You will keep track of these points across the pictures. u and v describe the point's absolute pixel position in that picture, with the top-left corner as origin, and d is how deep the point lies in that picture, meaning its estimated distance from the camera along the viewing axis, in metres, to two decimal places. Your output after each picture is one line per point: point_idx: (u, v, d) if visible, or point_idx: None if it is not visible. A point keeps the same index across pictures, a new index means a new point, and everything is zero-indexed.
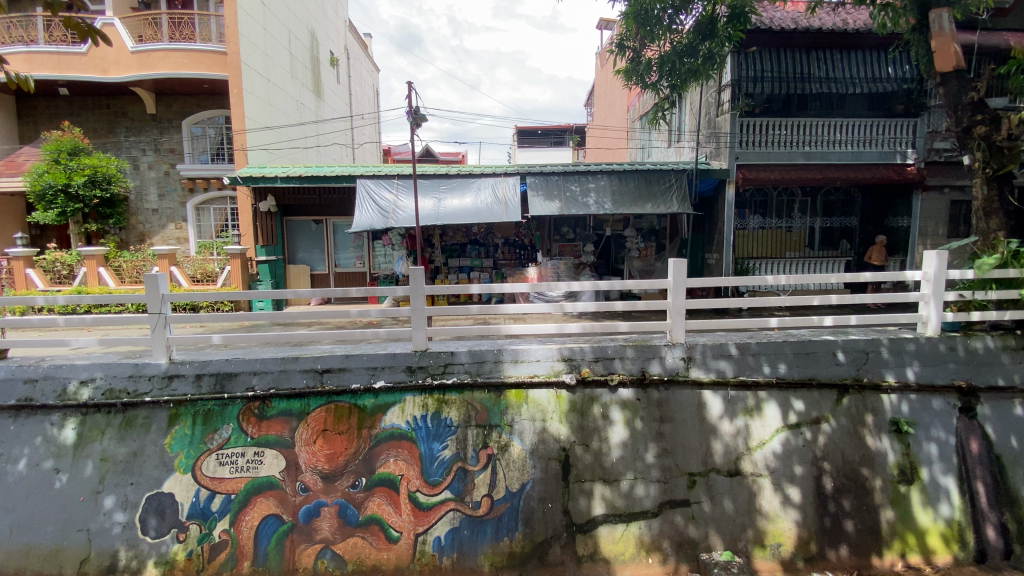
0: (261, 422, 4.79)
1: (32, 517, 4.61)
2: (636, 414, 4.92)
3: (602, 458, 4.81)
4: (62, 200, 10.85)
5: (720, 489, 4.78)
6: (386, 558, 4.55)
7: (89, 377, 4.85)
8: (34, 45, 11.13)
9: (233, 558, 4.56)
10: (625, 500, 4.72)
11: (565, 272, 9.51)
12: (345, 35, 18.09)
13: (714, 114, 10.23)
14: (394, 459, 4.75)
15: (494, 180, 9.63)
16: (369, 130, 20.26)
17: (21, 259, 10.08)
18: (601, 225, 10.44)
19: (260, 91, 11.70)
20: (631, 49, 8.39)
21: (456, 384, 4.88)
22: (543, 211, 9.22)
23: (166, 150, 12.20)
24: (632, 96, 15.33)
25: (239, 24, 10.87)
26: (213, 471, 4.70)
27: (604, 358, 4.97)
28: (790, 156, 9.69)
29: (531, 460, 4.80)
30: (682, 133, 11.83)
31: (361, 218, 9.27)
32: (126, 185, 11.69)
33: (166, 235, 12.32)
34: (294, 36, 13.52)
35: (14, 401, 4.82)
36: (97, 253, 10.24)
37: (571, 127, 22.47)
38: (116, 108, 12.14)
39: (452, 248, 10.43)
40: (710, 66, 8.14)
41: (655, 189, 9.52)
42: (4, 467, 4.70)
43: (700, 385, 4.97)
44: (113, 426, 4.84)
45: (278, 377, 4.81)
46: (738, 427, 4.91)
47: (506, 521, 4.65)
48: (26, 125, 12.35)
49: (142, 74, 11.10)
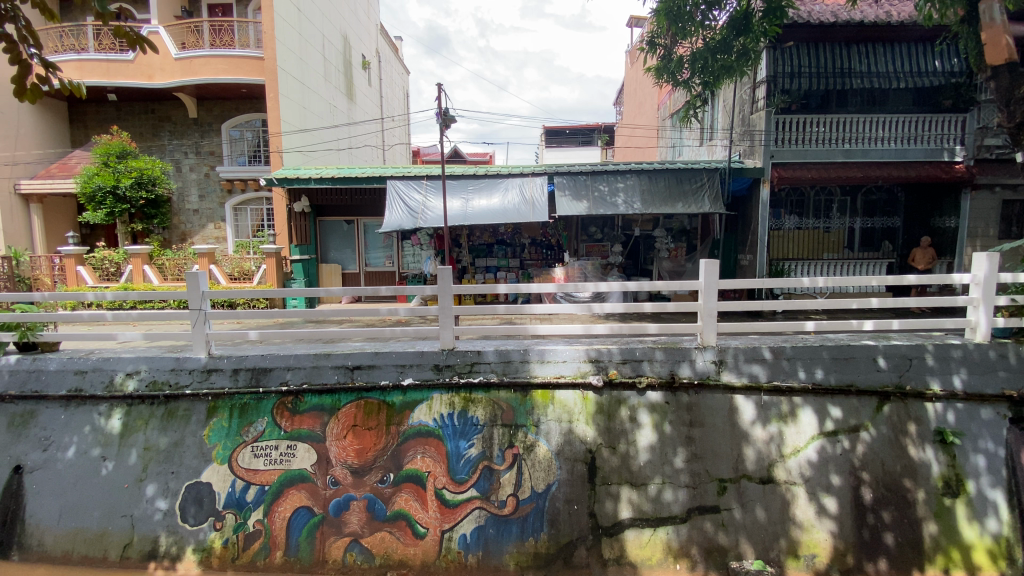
0: (294, 416, 4.93)
1: (80, 502, 4.86)
2: (665, 417, 4.84)
3: (630, 462, 4.75)
4: (111, 202, 11.41)
5: (753, 496, 4.65)
6: (412, 553, 4.59)
7: (134, 369, 5.09)
8: (84, 53, 11.70)
9: (266, 547, 4.68)
10: (653, 505, 4.64)
11: (593, 273, 9.50)
12: (377, 38, 18.43)
13: (748, 111, 10.00)
14: (421, 456, 4.81)
15: (521, 179, 9.64)
16: (399, 132, 20.56)
17: (72, 257, 10.73)
18: (630, 225, 10.30)
19: (295, 94, 12.04)
20: (662, 46, 8.29)
21: (483, 383, 4.92)
22: (571, 211, 9.17)
23: (206, 152, 12.68)
24: (663, 94, 15.14)
25: (276, 30, 11.21)
26: (248, 463, 4.85)
27: (632, 360, 4.90)
28: (828, 154, 9.36)
29: (557, 460, 4.78)
30: (715, 131, 11.58)
31: (390, 218, 9.43)
32: (170, 186, 12.19)
33: (206, 234, 12.78)
34: (328, 40, 13.85)
35: (65, 391, 5.11)
36: (143, 251, 10.75)
37: (599, 126, 22.31)
38: (159, 113, 12.68)
39: (480, 248, 10.51)
40: (744, 62, 7.93)
41: (686, 188, 9.32)
42: (55, 454, 4.98)
43: (731, 390, 4.86)
44: (156, 416, 5.05)
45: (311, 373, 4.94)
46: (771, 433, 4.77)
47: (531, 521, 4.63)
48: (78, 131, 13.05)
49: (185, 79, 11.56)
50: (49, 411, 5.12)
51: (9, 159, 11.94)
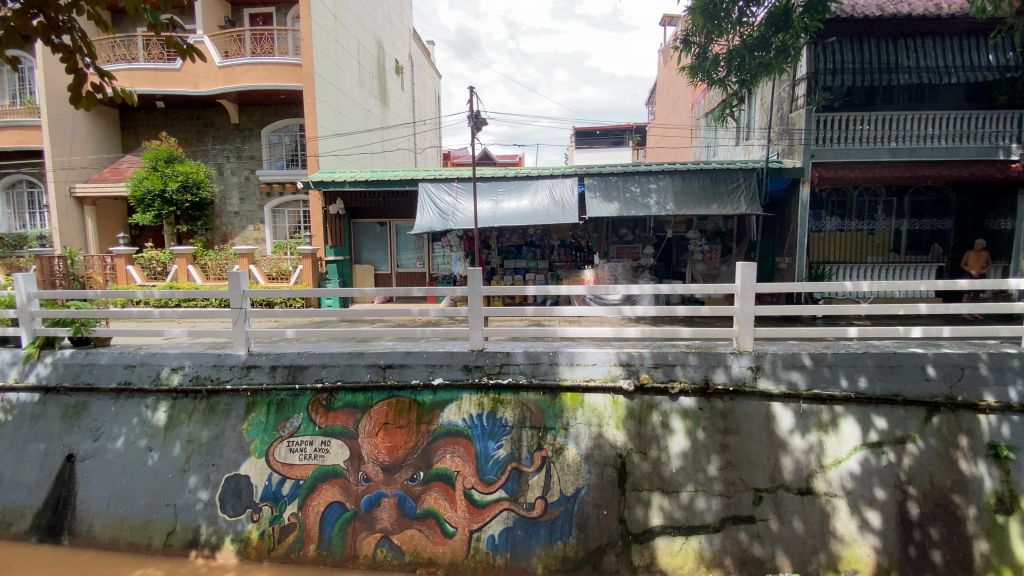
0: (328, 413, 5.05)
1: (127, 491, 5.09)
2: (698, 424, 4.73)
3: (661, 468, 4.66)
4: (159, 204, 11.96)
5: (790, 507, 4.48)
6: (441, 552, 4.63)
7: (179, 365, 5.32)
8: (134, 63, 12.30)
9: (300, 541, 4.80)
10: (684, 513, 4.53)
11: (623, 275, 9.39)
12: (410, 43, 18.75)
13: (787, 109, 9.69)
14: (450, 456, 4.84)
15: (551, 181, 9.60)
16: (431, 135, 20.82)
17: (123, 257, 11.33)
18: (662, 227, 10.13)
19: (331, 99, 12.37)
20: (697, 44, 8.21)
21: (512, 385, 4.93)
22: (602, 212, 9.09)
23: (247, 157, 13.14)
24: (697, 93, 14.86)
25: (313, 38, 11.56)
26: (284, 457, 5.00)
27: (665, 364, 4.83)
28: (873, 153, 8.97)
29: (586, 464, 4.73)
30: (752, 130, 11.28)
31: (422, 219, 9.57)
32: (213, 190, 12.70)
33: (246, 236, 13.25)
34: (363, 46, 14.19)
35: (115, 383, 5.38)
36: (188, 251, 11.26)
37: (631, 126, 22.04)
38: (203, 119, 13.23)
39: (509, 249, 10.54)
40: (784, 59, 7.66)
41: (722, 189, 9.10)
42: (106, 444, 5.25)
43: (769, 397, 4.71)
44: (198, 410, 5.26)
45: (345, 371, 5.06)
46: (811, 442, 4.60)
47: (560, 524, 4.59)
48: (129, 137, 13.76)
49: (228, 87, 12.02)
50: (100, 402, 5.40)
51: (66, 164, 12.71)
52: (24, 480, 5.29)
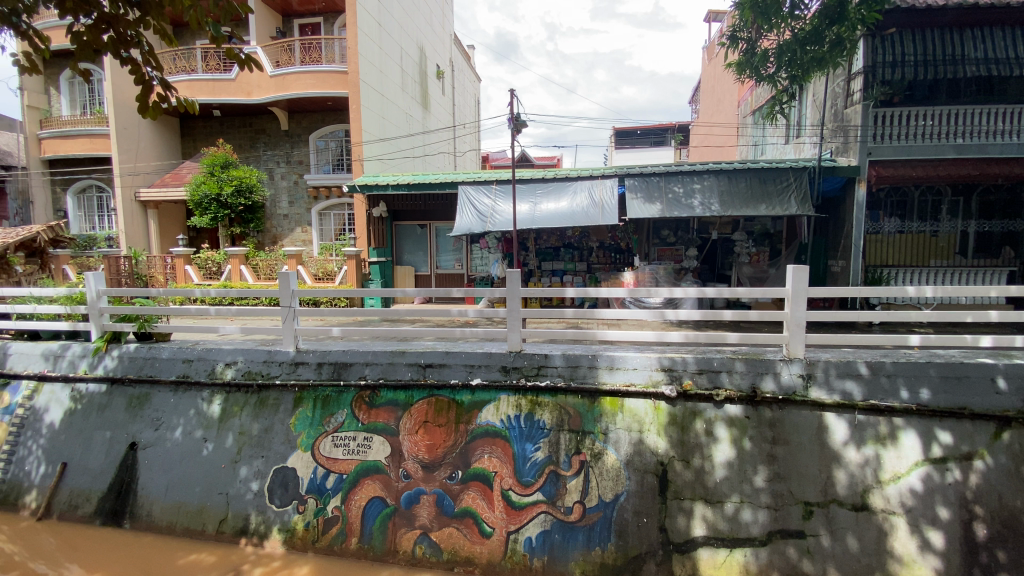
0: (371, 410, 5.19)
1: (183, 478, 5.38)
2: (744, 433, 4.55)
3: (704, 477, 4.50)
4: (215, 207, 12.62)
5: (844, 523, 4.24)
6: (478, 552, 4.63)
7: (232, 360, 5.59)
8: (194, 74, 13.02)
9: (342, 533, 4.93)
10: (729, 524, 4.35)
11: (665, 278, 9.20)
12: (451, 48, 19.07)
13: (842, 105, 9.23)
14: (488, 456, 4.87)
15: (590, 182, 9.50)
16: (471, 139, 21.10)
17: (182, 257, 12.09)
18: (706, 227, 9.83)
19: (375, 105, 12.72)
20: (745, 39, 7.99)
21: (550, 387, 4.92)
22: (644, 214, 8.92)
23: (296, 162, 13.68)
24: (744, 90, 14.41)
25: (358, 45, 11.93)
26: (329, 451, 5.17)
27: (709, 370, 4.70)
28: (938, 150, 8.42)
29: (626, 471, 4.64)
30: (803, 128, 10.81)
31: (461, 221, 9.69)
32: (264, 194, 13.28)
33: (294, 238, 13.79)
34: (405, 52, 14.53)
35: (175, 376, 5.71)
36: (240, 253, 11.87)
37: (673, 125, 21.63)
38: (256, 126, 13.86)
39: (547, 251, 10.53)
40: (838, 53, 7.33)
41: (770, 189, 8.77)
42: (166, 433, 5.56)
43: (821, 407, 4.50)
44: (250, 403, 5.50)
45: (387, 369, 5.20)
46: (867, 456, 4.35)
47: (598, 530, 4.50)
48: (188, 144, 14.60)
49: (279, 95, 12.53)
50: (160, 394, 5.74)
51: (132, 170, 13.58)
52: (91, 465, 5.68)
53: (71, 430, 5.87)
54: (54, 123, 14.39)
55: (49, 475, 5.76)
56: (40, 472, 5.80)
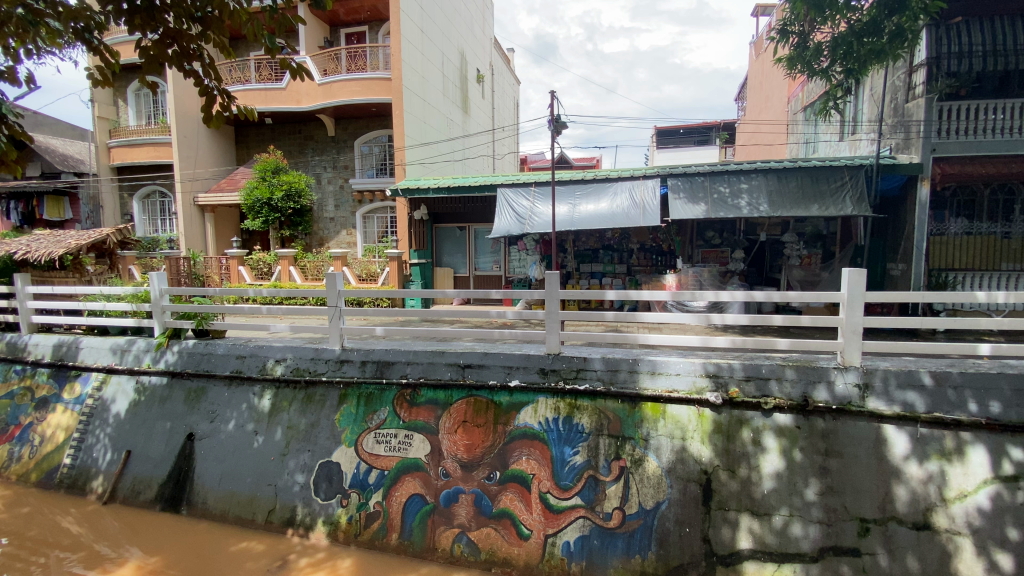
0: (411, 408, 5.30)
1: (236, 469, 5.65)
2: (794, 443, 4.36)
3: (751, 488, 4.33)
4: (266, 211, 13.21)
5: (903, 542, 3.98)
6: (516, 553, 4.63)
7: (282, 357, 5.84)
8: (248, 84, 13.69)
9: (383, 529, 5.04)
10: (777, 538, 4.16)
11: (709, 281, 8.95)
12: (491, 52, 19.25)
13: (902, 99, 8.72)
14: (526, 458, 4.87)
15: (631, 183, 9.34)
16: (509, 142, 21.24)
17: (236, 258, 12.74)
18: (754, 228, 9.50)
19: (418, 110, 13.01)
20: (797, 33, 7.67)
21: (589, 391, 4.87)
22: (687, 214, 8.70)
23: (342, 166, 14.14)
24: (795, 85, 13.86)
25: (402, 52, 12.23)
26: (371, 448, 5.30)
27: (757, 378, 4.54)
28: (1009, 145, 7.91)
29: (667, 478, 4.53)
30: (859, 124, 10.28)
31: (500, 223, 9.77)
32: (312, 198, 13.79)
33: (340, 240, 14.24)
34: (447, 58, 14.81)
35: (229, 371, 6.01)
36: (289, 254, 12.42)
37: (718, 124, 21.05)
38: (304, 133, 14.43)
39: (586, 253, 10.46)
40: (899, 44, 6.94)
41: (823, 188, 8.37)
42: (220, 425, 5.86)
43: (879, 418, 4.26)
44: (298, 399, 5.72)
45: (427, 368, 5.30)
46: (929, 471, 4.08)
47: (638, 538, 4.41)
48: (242, 151, 15.37)
49: (327, 102, 12.96)
50: (215, 388, 6.05)
51: (191, 176, 14.40)
52: (153, 454, 6.04)
53: (135, 419, 6.28)
54: (122, 133, 15.44)
55: (114, 462, 6.17)
56: (107, 459, 6.22)
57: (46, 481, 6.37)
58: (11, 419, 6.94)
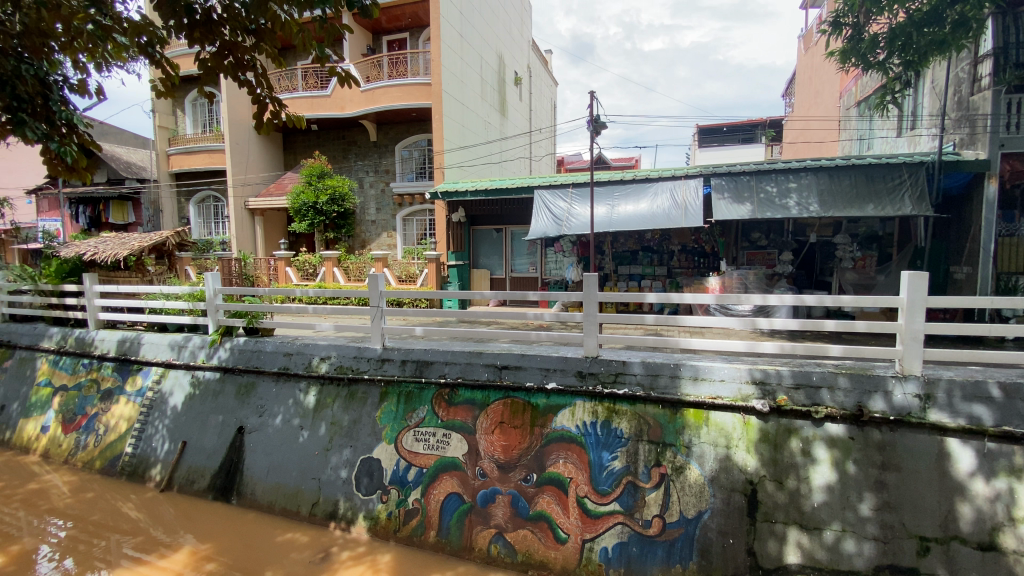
0: (450, 407, 5.37)
1: (282, 462, 5.88)
2: (848, 455, 4.15)
3: (800, 500, 4.15)
4: (312, 215, 13.69)
5: (968, 564, 3.72)
6: (553, 557, 4.60)
7: (327, 355, 6.04)
8: (295, 92, 14.25)
9: (422, 526, 5.12)
10: (828, 554, 3.97)
11: (755, 284, 8.64)
12: (529, 54, 19.32)
13: (966, 91, 8.17)
14: (564, 461, 4.83)
15: (672, 183, 9.14)
16: (546, 143, 21.24)
17: (283, 260, 13.28)
18: (803, 230, 9.13)
19: (457, 114, 13.19)
20: (850, 25, 7.34)
21: (628, 396, 4.80)
22: (731, 215, 8.44)
23: (383, 170, 14.50)
24: (848, 80, 13.24)
25: (442, 57, 12.45)
26: (411, 445, 5.40)
27: (807, 386, 4.36)
28: None
29: (710, 487, 4.40)
30: (918, 119, 9.71)
31: (537, 225, 9.76)
32: (354, 201, 14.21)
33: (381, 242, 14.58)
34: (486, 61, 14.96)
35: (276, 368, 6.26)
36: (333, 256, 12.80)
37: (764, 121, 20.34)
38: (348, 139, 14.88)
39: (624, 255, 10.32)
40: (963, 34, 6.52)
41: (879, 187, 7.96)
42: (268, 420, 6.11)
43: (941, 431, 4.00)
44: (341, 396, 5.89)
45: (465, 369, 5.36)
46: (998, 489, 3.80)
47: (679, 547, 4.30)
48: (290, 157, 16.01)
49: (369, 108, 13.33)
50: (264, 384, 6.32)
51: (243, 181, 15.10)
52: (206, 445, 6.36)
53: (190, 412, 6.63)
54: (180, 141, 16.35)
55: (171, 451, 6.54)
56: (165, 449, 6.60)
57: (110, 468, 6.81)
58: (78, 409, 7.45)
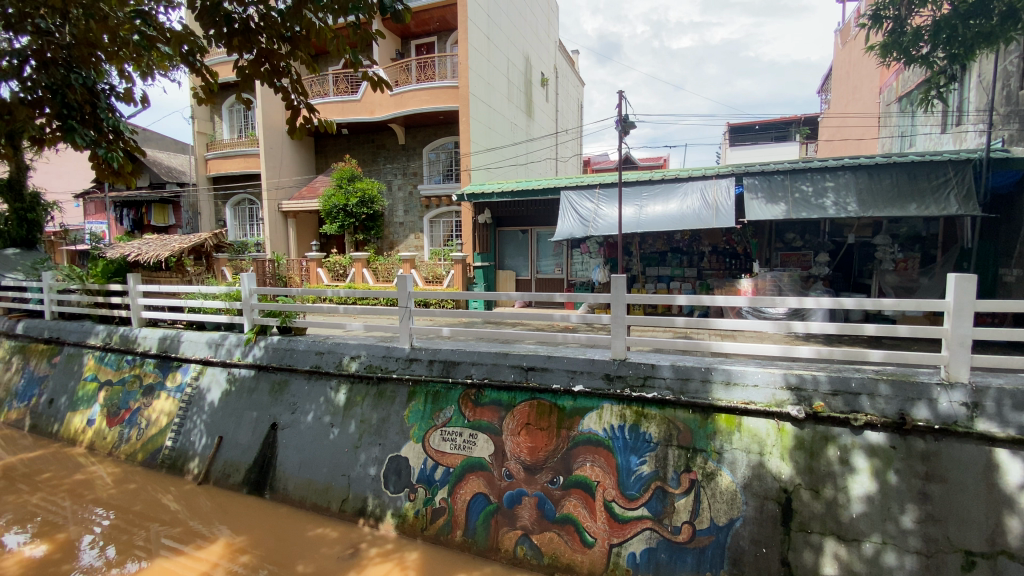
0: (476, 407, 5.39)
1: (313, 458, 6.02)
2: (888, 465, 3.98)
3: (837, 510, 4.01)
4: (343, 217, 13.98)
5: None
6: (580, 560, 4.57)
7: (357, 354, 6.15)
8: (327, 97, 14.60)
9: (448, 525, 5.16)
10: (867, 567, 3.82)
11: (789, 286, 8.38)
12: (556, 55, 19.29)
13: (1016, 86, 7.75)
14: (591, 465, 4.80)
15: (703, 182, 8.97)
16: (572, 144, 21.16)
17: (315, 261, 13.62)
18: (840, 231, 8.84)
19: (483, 116, 13.28)
20: (891, 18, 7.07)
21: (657, 400, 4.73)
22: (765, 215, 8.23)
23: (411, 173, 14.72)
24: (889, 74, 12.76)
25: (470, 60, 12.55)
26: (438, 445, 5.46)
27: (846, 392, 4.22)
28: None
29: (742, 494, 4.29)
30: (963, 114, 9.28)
31: (563, 226, 9.73)
32: (383, 203, 14.45)
33: (408, 244, 14.79)
34: (512, 63, 15.02)
35: (308, 366, 6.41)
36: (362, 257, 13.07)
37: (798, 118, 19.80)
38: (377, 142, 15.16)
39: (652, 256, 10.20)
40: (1013, 25, 6.19)
41: (922, 186, 7.64)
42: (300, 417, 6.27)
43: (990, 441, 3.81)
44: (370, 394, 6.00)
45: (491, 369, 5.38)
46: None
47: (709, 555, 4.21)
48: (321, 161, 16.42)
49: (397, 112, 13.51)
50: (296, 381, 6.48)
51: (277, 184, 15.54)
52: (241, 441, 6.57)
53: (226, 408, 6.86)
54: (218, 146, 16.94)
55: (208, 446, 6.77)
56: (202, 443, 6.84)
57: (151, 461, 7.10)
58: (122, 404, 7.80)
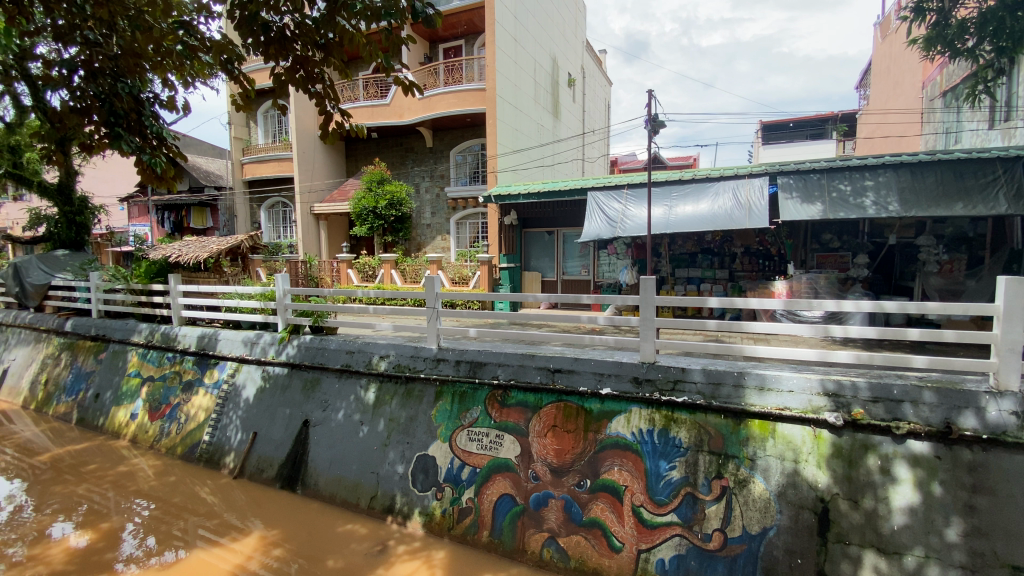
0: (502, 408, 5.41)
1: (344, 455, 6.15)
2: (933, 476, 3.81)
3: (877, 522, 3.85)
4: (372, 219, 14.26)
5: None
6: (607, 565, 4.53)
7: (386, 353, 6.25)
8: (357, 102, 14.91)
9: (475, 525, 5.19)
10: None
11: (826, 288, 8.08)
12: (582, 55, 19.19)
13: None
14: (619, 469, 4.75)
15: (735, 182, 8.77)
16: (599, 144, 21.01)
17: (345, 262, 13.93)
18: (880, 231, 8.52)
19: (510, 118, 13.31)
20: (934, 10, 6.78)
21: (687, 404, 4.66)
22: (800, 215, 8.00)
23: (438, 175, 14.89)
24: (932, 68, 12.23)
25: (496, 63, 12.61)
26: (464, 445, 5.50)
27: (887, 399, 4.05)
28: None
29: (776, 502, 4.17)
30: (1014, 108, 8.82)
31: (590, 227, 9.67)
32: (411, 205, 14.66)
33: (435, 245, 14.96)
34: (539, 64, 15.03)
35: (339, 365, 6.55)
36: (391, 259, 13.33)
37: (834, 115, 19.18)
38: (405, 145, 15.41)
39: (681, 258, 10.04)
40: None
41: (968, 184, 7.28)
42: (331, 414, 6.41)
43: None
44: (399, 393, 6.09)
45: (517, 370, 5.38)
46: None
47: (742, 564, 4.11)
48: (351, 164, 16.78)
49: (425, 115, 13.68)
50: (328, 380, 6.63)
51: (309, 187, 15.95)
52: (275, 437, 6.76)
53: (261, 405, 7.07)
54: (253, 151, 17.50)
55: (244, 441, 6.99)
56: (238, 438, 7.07)
57: (189, 454, 7.38)
58: (163, 399, 8.13)
